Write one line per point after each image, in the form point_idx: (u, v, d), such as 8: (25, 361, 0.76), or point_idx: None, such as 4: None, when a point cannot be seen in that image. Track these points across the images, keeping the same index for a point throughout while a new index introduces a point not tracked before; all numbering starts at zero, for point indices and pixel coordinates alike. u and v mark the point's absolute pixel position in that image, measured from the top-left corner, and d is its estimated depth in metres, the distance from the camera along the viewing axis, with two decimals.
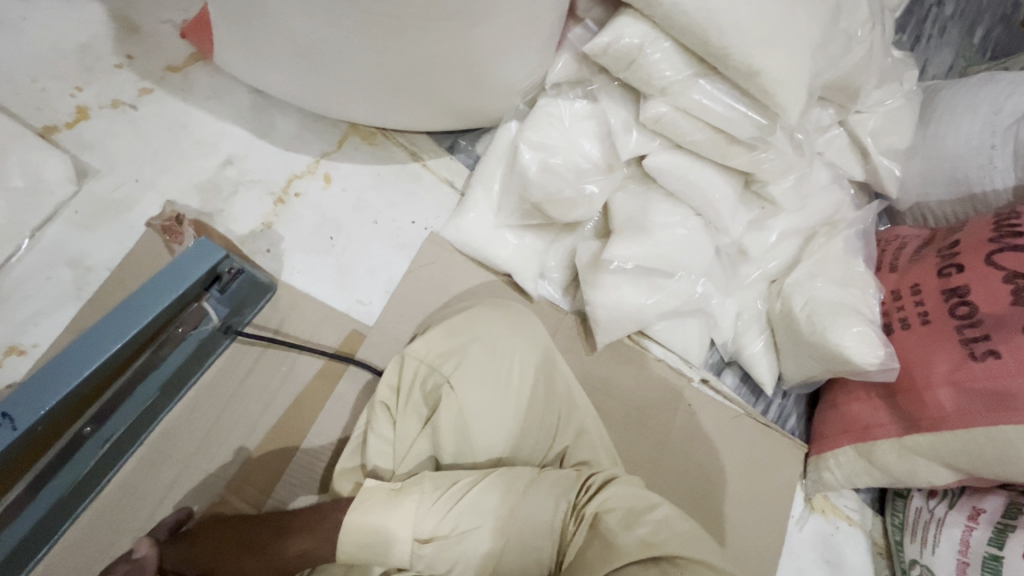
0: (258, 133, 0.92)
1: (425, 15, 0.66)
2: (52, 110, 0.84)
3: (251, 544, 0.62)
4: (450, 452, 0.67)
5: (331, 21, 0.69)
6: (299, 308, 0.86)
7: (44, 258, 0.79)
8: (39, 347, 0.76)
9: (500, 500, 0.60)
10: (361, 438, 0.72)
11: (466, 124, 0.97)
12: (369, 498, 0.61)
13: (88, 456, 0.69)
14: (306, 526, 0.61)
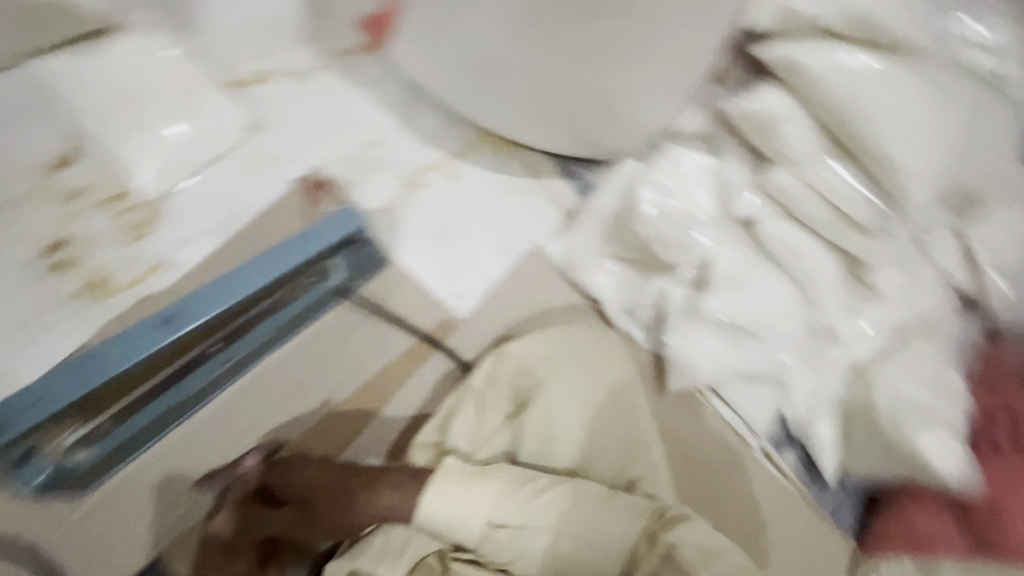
0: (403, 124, 1.01)
1: (581, 37, 0.77)
2: (240, 67, 0.95)
3: (346, 485, 0.63)
4: (529, 451, 0.70)
5: (506, 30, 0.80)
6: (404, 286, 0.92)
7: (204, 191, 0.88)
8: (181, 268, 0.84)
9: (576, 508, 0.63)
10: (440, 420, 0.73)
11: (589, 155, 1.02)
12: (451, 473, 0.64)
13: (202, 376, 0.75)
14: (396, 482, 0.63)
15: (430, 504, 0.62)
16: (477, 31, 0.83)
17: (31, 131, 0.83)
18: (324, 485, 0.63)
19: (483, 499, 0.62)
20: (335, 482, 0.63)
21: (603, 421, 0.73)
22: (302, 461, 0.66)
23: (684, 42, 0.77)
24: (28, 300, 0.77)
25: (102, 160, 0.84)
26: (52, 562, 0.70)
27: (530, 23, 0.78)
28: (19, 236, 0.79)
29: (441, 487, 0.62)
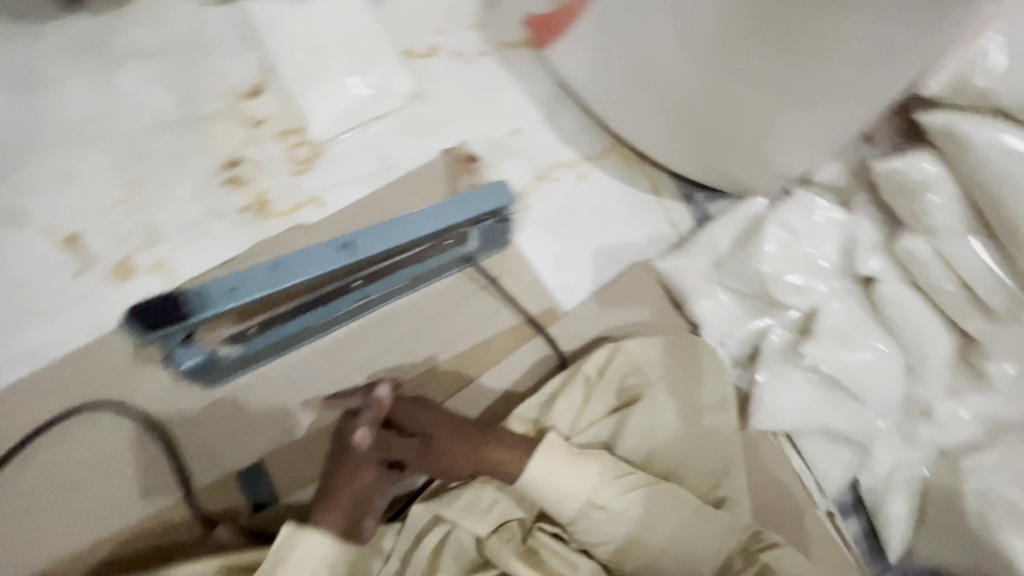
0: (547, 119, 1.06)
1: (765, 73, 0.77)
2: (414, 38, 1.01)
3: (464, 435, 0.67)
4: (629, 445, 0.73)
5: (690, 55, 0.81)
6: (519, 268, 0.97)
7: (363, 143, 0.95)
8: (331, 206, 0.91)
9: (671, 506, 0.67)
10: (547, 397, 0.77)
11: (715, 183, 1.04)
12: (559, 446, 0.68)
13: (337, 308, 0.81)
14: (507, 442, 0.68)
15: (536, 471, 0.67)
16: (655, 44, 0.83)
17: (234, 59, 0.92)
18: (444, 428, 0.67)
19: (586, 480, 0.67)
20: (449, 432, 0.67)
21: (704, 435, 0.75)
22: (425, 404, 0.68)
23: (868, 99, 0.77)
24: (201, 204, 0.86)
25: (286, 97, 0.92)
26: (176, 439, 0.77)
27: (716, 50, 0.77)
28: (205, 147, 0.88)
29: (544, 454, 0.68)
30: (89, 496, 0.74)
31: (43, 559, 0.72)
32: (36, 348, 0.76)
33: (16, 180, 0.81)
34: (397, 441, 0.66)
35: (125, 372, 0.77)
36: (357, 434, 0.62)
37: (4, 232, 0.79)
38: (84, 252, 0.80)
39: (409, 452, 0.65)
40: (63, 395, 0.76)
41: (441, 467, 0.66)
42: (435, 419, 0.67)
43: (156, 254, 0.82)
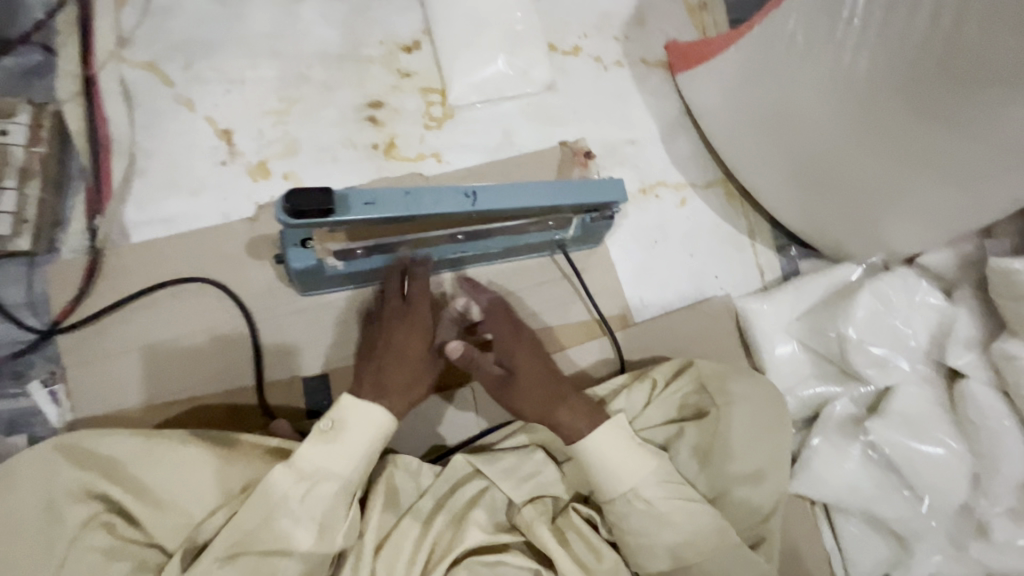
0: (664, 140, 1.09)
1: (904, 138, 0.77)
2: (563, 36, 1.07)
3: (542, 389, 0.73)
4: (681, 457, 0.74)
5: (836, 105, 0.82)
6: (602, 268, 0.99)
7: (492, 117, 1.00)
8: (449, 165, 0.97)
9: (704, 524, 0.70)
10: (612, 390, 0.85)
11: (810, 240, 1.04)
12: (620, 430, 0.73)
13: (434, 254, 0.85)
14: (580, 408, 0.73)
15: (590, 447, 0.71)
16: (797, 88, 0.86)
17: (401, 15, 1.00)
18: (530, 373, 0.74)
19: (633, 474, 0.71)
20: (531, 379, 0.74)
21: (754, 471, 0.77)
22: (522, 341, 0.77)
23: (1008, 191, 0.75)
24: (340, 133, 0.93)
25: (436, 58, 1.00)
26: (262, 331, 0.84)
27: (862, 108, 0.79)
28: (356, 84, 0.95)
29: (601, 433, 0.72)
30: (107, 369, 0.78)
31: (122, 402, 0.78)
32: (173, 217, 0.85)
33: (193, 71, 0.89)
34: (484, 365, 0.74)
35: (231, 263, 0.84)
36: (450, 343, 0.72)
37: (170, 108, 0.87)
38: (233, 146, 0.89)
39: (490, 378, 0.74)
40: (178, 265, 0.83)
41: (514, 402, 0.74)
42: (524, 360, 0.75)
43: (290, 165, 0.90)
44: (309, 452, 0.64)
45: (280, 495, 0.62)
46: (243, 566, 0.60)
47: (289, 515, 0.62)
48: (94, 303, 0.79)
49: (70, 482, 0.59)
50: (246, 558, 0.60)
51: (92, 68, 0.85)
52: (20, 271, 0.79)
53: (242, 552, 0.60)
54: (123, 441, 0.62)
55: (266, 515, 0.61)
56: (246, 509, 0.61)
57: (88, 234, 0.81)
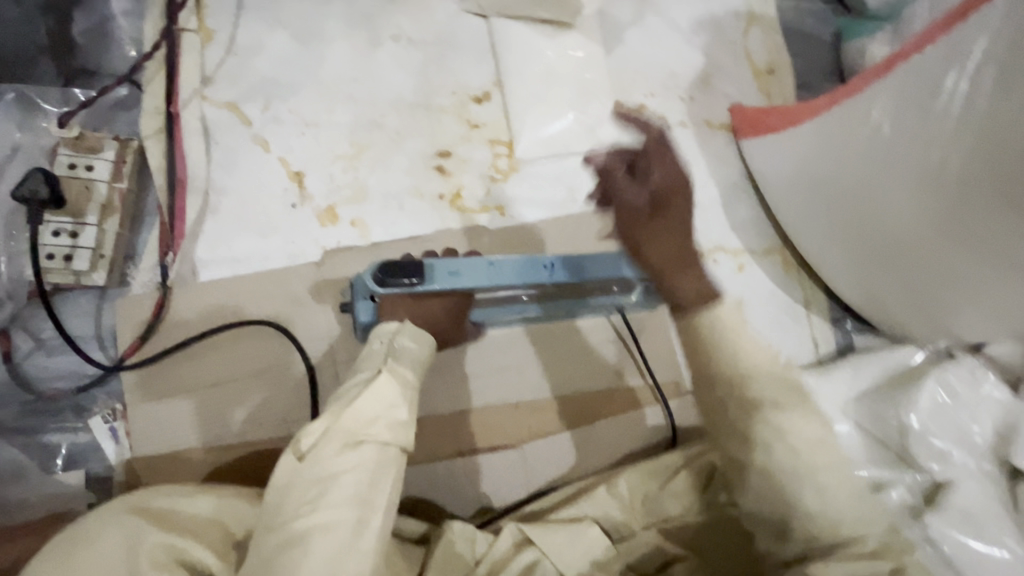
0: (724, 204, 1.08)
1: (989, 238, 0.74)
2: (630, 93, 1.06)
3: (677, 239, 0.72)
4: (780, 420, 0.64)
5: (912, 193, 0.80)
6: (657, 332, 0.98)
7: (557, 172, 0.99)
8: (512, 219, 0.96)
9: (786, 515, 0.64)
10: (669, 468, 0.85)
11: (867, 315, 1.02)
12: (722, 338, 0.65)
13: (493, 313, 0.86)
14: (691, 284, 0.69)
15: (690, 333, 0.67)
16: (876, 172, 0.83)
17: (473, 65, 1.00)
18: (673, 219, 0.73)
19: (716, 414, 0.67)
20: (671, 228, 0.72)
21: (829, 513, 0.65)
22: (680, 203, 0.74)
23: None
24: (408, 181, 0.93)
25: (506, 110, 0.99)
26: (320, 379, 0.83)
27: (942, 200, 0.76)
28: (426, 133, 0.96)
29: (693, 334, 0.67)
30: (168, 406, 0.78)
31: (181, 443, 0.78)
32: (241, 257, 0.85)
33: (272, 112, 0.90)
34: (627, 190, 0.74)
35: (295, 309, 0.85)
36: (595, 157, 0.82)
37: (245, 148, 0.88)
38: (304, 188, 0.89)
39: (629, 204, 0.74)
40: (244, 307, 0.83)
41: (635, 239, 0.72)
42: (675, 211, 0.73)
43: (357, 211, 0.90)
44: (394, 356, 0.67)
45: (392, 398, 0.64)
46: (368, 452, 0.61)
47: (395, 421, 0.63)
48: (161, 341, 0.80)
49: (155, 548, 0.57)
50: (369, 445, 0.61)
51: (176, 105, 0.86)
52: (90, 303, 0.79)
53: (364, 440, 0.61)
54: (208, 501, 0.63)
55: (383, 409, 0.63)
56: (356, 406, 0.62)
57: (159, 269, 0.82)
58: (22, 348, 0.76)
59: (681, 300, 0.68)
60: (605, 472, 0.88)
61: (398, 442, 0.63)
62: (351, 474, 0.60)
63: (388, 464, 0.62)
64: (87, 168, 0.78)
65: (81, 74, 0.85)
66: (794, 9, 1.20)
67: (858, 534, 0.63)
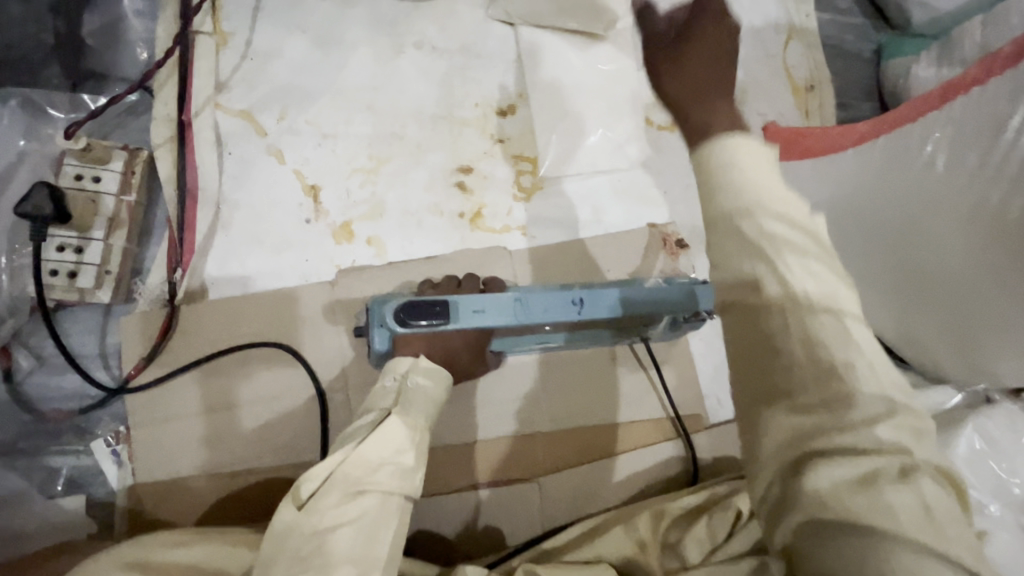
0: None
1: None
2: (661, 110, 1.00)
3: (707, 68, 0.65)
4: (787, 253, 0.51)
5: (967, 236, 0.71)
6: (681, 363, 0.93)
7: (583, 192, 0.95)
8: (535, 240, 0.92)
9: (774, 387, 0.50)
10: (687, 510, 0.81)
11: (913, 352, 0.94)
12: (735, 166, 0.55)
13: (509, 343, 0.80)
14: (722, 115, 0.61)
15: (705, 171, 0.57)
16: (924, 208, 0.76)
17: (498, 76, 0.95)
18: (701, 53, 0.66)
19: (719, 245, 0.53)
20: (698, 63, 0.66)
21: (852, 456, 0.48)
22: (717, 50, 0.67)
23: None
24: (427, 198, 0.89)
25: (531, 125, 0.95)
26: (331, 405, 0.80)
27: (999, 248, 0.68)
28: (448, 147, 0.91)
29: (708, 168, 0.56)
30: (175, 432, 0.75)
31: (187, 469, 0.75)
32: (252, 275, 0.81)
33: (288, 122, 0.86)
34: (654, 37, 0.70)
35: (305, 331, 0.81)
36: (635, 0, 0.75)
37: (259, 161, 0.84)
38: (319, 204, 0.85)
39: (655, 39, 0.69)
40: (254, 328, 0.80)
41: (657, 74, 0.67)
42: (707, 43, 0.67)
43: (374, 228, 0.86)
44: (404, 399, 0.66)
45: (398, 444, 0.63)
46: (370, 503, 0.58)
47: (401, 468, 0.61)
48: (167, 363, 0.76)
49: None
50: (371, 494, 0.59)
51: (189, 113, 0.82)
52: (95, 319, 0.76)
53: (365, 489, 0.59)
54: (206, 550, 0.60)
55: (388, 455, 0.61)
56: (361, 451, 0.61)
57: (168, 285, 0.79)
58: (23, 365, 0.74)
59: (706, 134, 0.59)
60: (620, 509, 0.84)
61: (402, 490, 0.60)
62: (350, 526, 0.57)
63: (389, 515, 0.59)
64: (94, 180, 0.75)
65: (90, 78, 0.81)
66: (834, 24, 1.15)
67: (871, 422, 0.48)
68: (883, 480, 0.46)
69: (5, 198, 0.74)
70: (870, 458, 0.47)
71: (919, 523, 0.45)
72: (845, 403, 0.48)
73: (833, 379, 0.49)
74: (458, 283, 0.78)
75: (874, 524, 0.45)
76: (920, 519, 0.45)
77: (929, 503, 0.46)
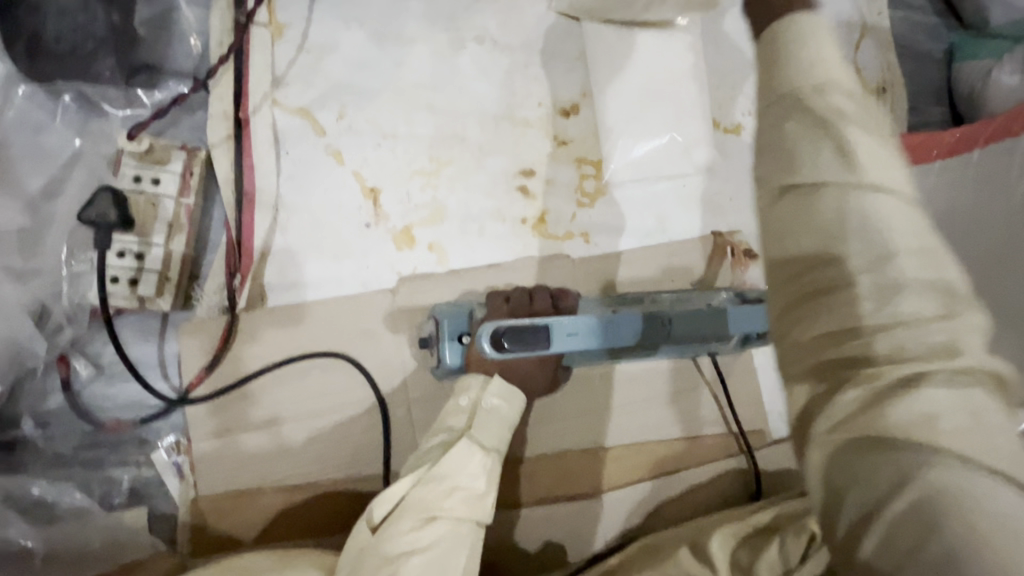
0: None
1: None
2: (726, 112, 0.94)
3: None
4: (853, 130, 0.43)
5: None
6: (745, 379, 0.90)
7: (648, 198, 0.91)
8: (597, 248, 0.88)
9: (813, 276, 0.42)
10: (756, 530, 0.75)
11: None
12: (809, 40, 0.45)
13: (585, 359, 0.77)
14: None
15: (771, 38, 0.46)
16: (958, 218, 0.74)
17: (560, 73, 0.90)
18: None
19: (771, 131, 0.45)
20: None
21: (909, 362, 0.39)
22: None
23: None
24: (489, 203, 0.86)
25: (597, 125, 0.90)
26: (392, 417, 0.77)
27: None
28: (510, 149, 0.87)
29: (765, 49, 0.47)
30: (240, 447, 0.73)
31: (249, 482, 0.73)
32: (313, 282, 0.78)
33: (347, 121, 0.82)
34: None
35: (364, 341, 0.78)
36: None
37: (319, 163, 0.80)
38: (379, 207, 0.82)
39: None
40: (313, 338, 0.77)
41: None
42: None
43: (435, 234, 0.83)
44: (480, 421, 0.64)
45: (469, 468, 0.60)
46: (441, 530, 0.56)
47: (475, 495, 0.59)
48: (228, 374, 0.74)
49: None
50: (441, 521, 0.56)
51: (246, 111, 0.79)
52: (153, 328, 0.74)
53: (437, 515, 0.56)
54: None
55: (458, 480, 0.59)
56: (433, 475, 0.58)
57: (226, 293, 0.76)
58: (82, 375, 0.71)
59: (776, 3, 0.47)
60: (677, 529, 0.80)
61: (475, 517, 0.58)
62: (422, 554, 0.54)
63: (461, 543, 0.56)
64: (153, 182, 0.73)
65: (141, 73, 0.77)
66: (904, 22, 1.08)
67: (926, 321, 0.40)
68: (926, 383, 0.39)
69: (63, 200, 0.72)
70: (915, 361, 0.39)
71: (970, 434, 0.38)
72: (896, 296, 0.40)
73: (887, 270, 0.40)
74: (529, 297, 0.75)
75: (915, 435, 0.38)
76: (971, 434, 0.38)
77: (981, 412, 0.38)
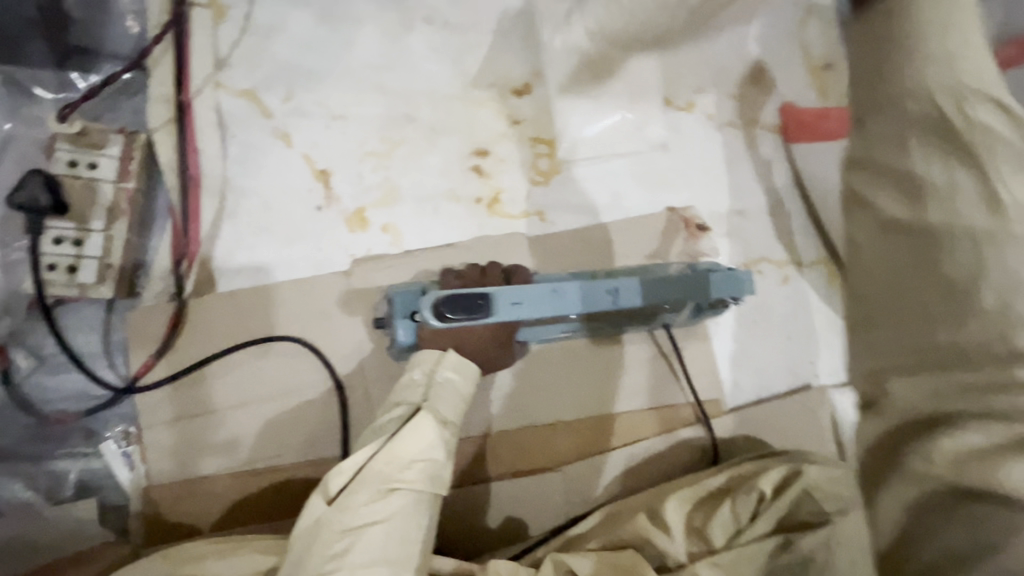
0: (772, 211, 0.97)
1: None
2: (676, 89, 0.95)
3: None
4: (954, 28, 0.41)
5: None
6: (702, 350, 0.92)
7: (601, 175, 0.92)
8: (552, 225, 0.89)
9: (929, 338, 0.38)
10: (711, 491, 0.77)
11: None
12: None
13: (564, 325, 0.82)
14: None
15: None
16: None
17: (510, 54, 0.91)
18: None
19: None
20: None
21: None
22: None
23: None
24: (443, 183, 0.85)
25: (549, 104, 0.91)
26: (349, 399, 0.77)
27: None
28: (463, 129, 0.87)
29: None
30: (194, 433, 0.72)
31: (203, 469, 0.72)
32: (264, 265, 0.77)
33: (295, 103, 0.81)
34: None
35: (317, 323, 0.77)
36: None
37: (267, 146, 0.79)
38: (331, 189, 0.81)
39: None
40: (264, 322, 0.76)
41: None
42: None
43: (389, 215, 0.83)
44: (436, 395, 0.63)
45: (429, 441, 0.60)
46: (401, 500, 0.57)
47: (434, 466, 0.60)
48: (177, 360, 0.73)
49: None
50: (402, 492, 0.57)
51: (188, 93, 0.77)
52: (96, 317, 0.72)
53: (397, 486, 0.57)
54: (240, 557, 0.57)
55: (421, 450, 0.59)
56: (391, 448, 0.58)
57: (173, 279, 0.75)
58: (23, 366, 0.70)
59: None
60: (636, 495, 0.82)
61: (434, 487, 0.59)
62: (383, 525, 0.55)
63: (421, 511, 0.58)
64: (90, 167, 0.72)
65: (76, 57, 0.75)
66: None
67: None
68: None
69: None
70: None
71: None
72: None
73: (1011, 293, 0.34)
74: (481, 272, 0.76)
75: None
76: None
77: None
